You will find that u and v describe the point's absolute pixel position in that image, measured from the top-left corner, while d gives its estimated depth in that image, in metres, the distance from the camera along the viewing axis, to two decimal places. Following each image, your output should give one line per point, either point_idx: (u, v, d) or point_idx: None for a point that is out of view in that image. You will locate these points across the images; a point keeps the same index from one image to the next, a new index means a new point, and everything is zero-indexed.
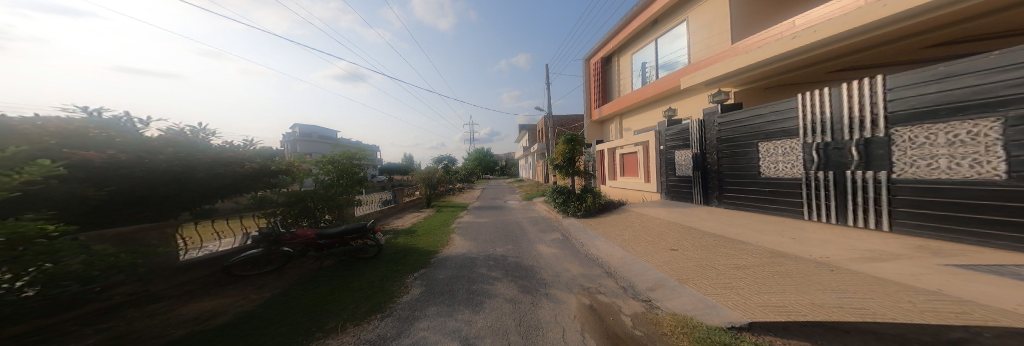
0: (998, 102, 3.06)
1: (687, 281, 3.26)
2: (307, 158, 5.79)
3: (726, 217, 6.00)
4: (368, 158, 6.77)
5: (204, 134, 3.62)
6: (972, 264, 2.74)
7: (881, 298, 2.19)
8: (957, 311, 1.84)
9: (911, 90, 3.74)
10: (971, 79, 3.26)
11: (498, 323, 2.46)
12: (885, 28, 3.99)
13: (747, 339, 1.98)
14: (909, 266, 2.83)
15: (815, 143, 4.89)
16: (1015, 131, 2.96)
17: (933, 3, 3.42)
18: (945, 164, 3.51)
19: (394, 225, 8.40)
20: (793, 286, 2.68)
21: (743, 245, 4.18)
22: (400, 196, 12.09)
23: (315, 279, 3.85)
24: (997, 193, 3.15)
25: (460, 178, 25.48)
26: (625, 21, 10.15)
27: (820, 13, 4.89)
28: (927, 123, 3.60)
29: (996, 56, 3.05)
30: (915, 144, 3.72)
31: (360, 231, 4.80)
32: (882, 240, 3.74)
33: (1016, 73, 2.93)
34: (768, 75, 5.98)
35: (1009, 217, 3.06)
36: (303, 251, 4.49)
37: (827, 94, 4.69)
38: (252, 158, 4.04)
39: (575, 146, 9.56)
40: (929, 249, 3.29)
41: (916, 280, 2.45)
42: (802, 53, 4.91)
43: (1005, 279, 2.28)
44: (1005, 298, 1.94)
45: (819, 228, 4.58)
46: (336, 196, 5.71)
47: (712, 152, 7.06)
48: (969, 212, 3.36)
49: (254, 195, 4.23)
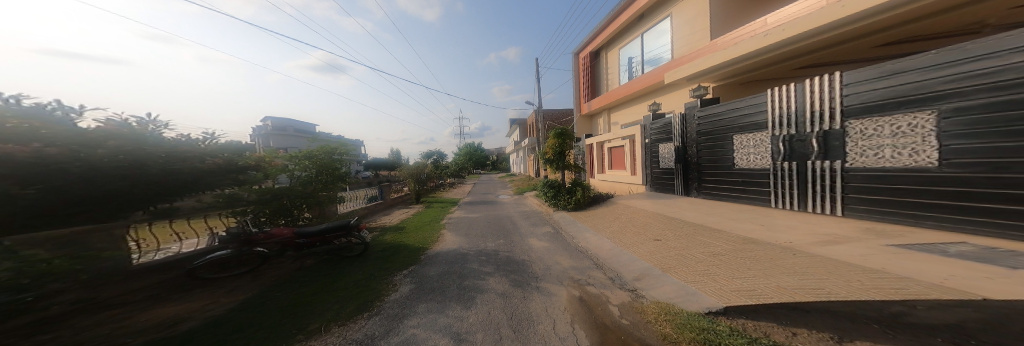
0: (935, 97, 3.37)
1: (669, 270, 3.41)
2: (280, 153, 5.50)
3: (704, 207, 6.29)
4: (349, 154, 6.65)
5: (154, 126, 3.36)
6: (912, 244, 3.03)
7: (835, 278, 2.38)
8: (896, 287, 2.03)
9: (863, 86, 4.03)
10: (912, 76, 3.56)
11: (489, 317, 2.49)
12: (847, 26, 4.23)
13: (723, 323, 2.11)
14: (861, 247, 3.09)
15: (781, 135, 5.19)
16: (946, 123, 3.28)
17: (888, 4, 3.66)
18: (889, 153, 3.82)
19: (380, 222, 8.21)
20: (762, 270, 2.87)
21: (720, 233, 4.40)
22: (389, 192, 11.97)
23: (294, 279, 3.71)
24: (929, 179, 3.48)
25: (451, 174, 25.18)
26: (613, 15, 10.23)
27: (790, 12, 5.08)
28: (877, 115, 3.90)
29: (933, 55, 3.36)
30: (865, 135, 4.03)
31: (343, 228, 4.66)
32: (839, 224, 4.06)
33: (951, 70, 3.23)
34: (745, 70, 6.22)
35: (939, 199, 3.41)
36: (280, 250, 4.37)
37: (792, 89, 4.97)
38: (213, 154, 3.83)
39: (565, 140, 9.61)
40: (875, 231, 3.62)
41: (864, 261, 2.67)
42: (771, 50, 5.15)
43: (936, 257, 2.54)
44: (936, 273, 2.17)
45: (785, 215, 4.90)
46: (315, 193, 5.57)
47: (691, 144, 7.33)
48: (906, 197, 3.70)
49: (221, 192, 3.96)
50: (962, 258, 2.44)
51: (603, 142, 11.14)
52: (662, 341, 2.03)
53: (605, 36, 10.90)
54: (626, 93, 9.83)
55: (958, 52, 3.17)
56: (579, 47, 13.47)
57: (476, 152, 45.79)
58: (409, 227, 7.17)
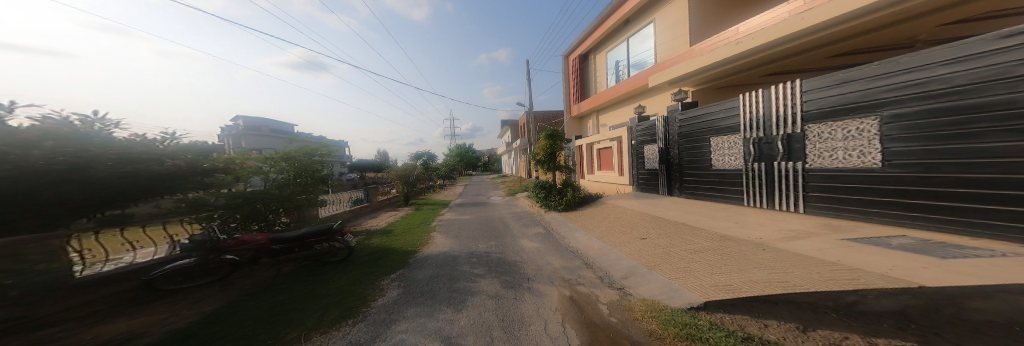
0: (878, 104, 3.67)
1: (655, 268, 3.52)
2: (252, 154, 5.30)
3: (685, 206, 6.54)
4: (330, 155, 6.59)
5: (102, 125, 3.02)
6: (865, 237, 3.28)
7: (798, 271, 2.55)
8: (849, 278, 2.20)
9: (819, 93, 4.34)
10: (858, 85, 3.86)
11: (479, 319, 2.49)
12: (810, 36, 4.52)
13: (703, 318, 2.22)
14: (822, 241, 3.31)
15: (751, 138, 5.48)
16: (887, 128, 3.59)
17: (846, 16, 3.94)
18: (841, 155, 4.11)
19: (367, 225, 8.03)
20: (736, 266, 3.02)
21: (700, 231, 4.59)
22: (376, 195, 11.67)
23: (270, 287, 3.59)
24: (874, 178, 3.79)
25: (441, 176, 24.92)
26: (600, 19, 10.47)
27: (759, 21, 5.37)
28: (830, 120, 4.21)
29: (876, 66, 3.66)
30: (821, 138, 4.34)
31: (325, 233, 4.59)
32: (801, 221, 4.34)
33: (891, 80, 3.54)
34: (720, 76, 6.51)
35: (881, 197, 3.73)
36: (252, 257, 4.18)
37: (760, 95, 5.28)
38: (173, 155, 3.51)
39: (557, 141, 9.72)
40: (832, 226, 3.90)
41: (824, 254, 2.86)
42: (744, 57, 5.40)
43: (882, 249, 2.77)
44: (883, 264, 2.36)
45: (756, 212, 5.18)
46: (292, 195, 5.44)
47: (673, 146, 7.58)
48: (855, 194, 4.01)
49: (183, 196, 3.67)
50: (903, 250, 2.67)
51: (593, 143, 11.38)
52: (649, 338, 2.11)
53: (594, 39, 11.14)
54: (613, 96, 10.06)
55: (896, 64, 3.47)
56: (569, 49, 13.67)
57: (466, 153, 45.59)
58: (397, 230, 7.04)
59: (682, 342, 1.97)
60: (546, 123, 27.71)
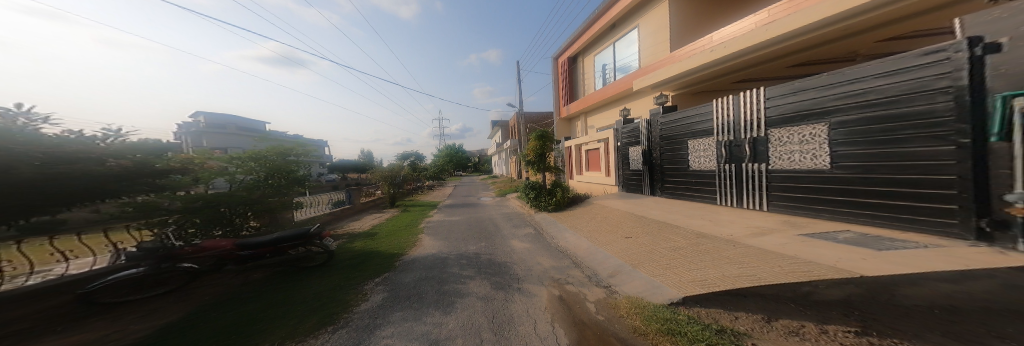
0: (827, 112, 4.02)
1: (639, 266, 3.63)
2: (216, 153, 5.00)
3: (666, 205, 6.78)
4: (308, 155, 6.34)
5: (29, 121, 2.66)
6: (819, 232, 3.55)
7: (764, 265, 2.71)
8: (806, 270, 2.37)
9: (779, 100, 4.67)
10: (812, 93, 4.21)
11: (469, 322, 2.49)
12: (777, 45, 4.80)
13: (682, 313, 2.32)
14: (782, 237, 3.55)
15: (722, 141, 5.77)
16: (835, 133, 3.93)
17: (809, 26, 4.22)
18: (797, 157, 4.45)
19: (350, 228, 7.78)
20: (711, 262, 3.17)
21: (679, 229, 4.78)
22: (358, 196, 11.31)
23: (239, 295, 3.43)
24: (824, 178, 4.11)
25: (429, 176, 24.52)
26: (588, 23, 10.69)
27: (731, 31, 5.66)
28: (788, 126, 4.55)
29: (825, 76, 4.01)
30: (781, 142, 4.67)
31: (301, 238, 4.37)
32: (765, 218, 4.62)
33: (838, 90, 3.88)
34: (696, 82, 6.81)
35: (831, 196, 4.05)
36: (215, 265, 3.96)
37: (730, 100, 5.58)
38: (114, 156, 3.10)
39: (547, 142, 9.80)
40: (790, 222, 4.19)
41: (784, 249, 3.06)
42: (719, 64, 5.67)
43: (830, 243, 3.01)
44: (835, 257, 2.56)
45: (728, 211, 5.45)
46: (263, 198, 5.19)
47: (655, 148, 7.82)
48: (809, 194, 4.33)
49: (130, 200, 3.32)
50: (847, 244, 2.92)
51: (581, 145, 11.60)
52: (633, 334, 2.18)
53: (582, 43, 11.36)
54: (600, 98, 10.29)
55: (841, 75, 3.82)
56: (557, 52, 13.82)
57: (455, 153, 45.14)
58: (383, 232, 6.86)
59: (663, 337, 2.05)
60: (536, 124, 27.85)
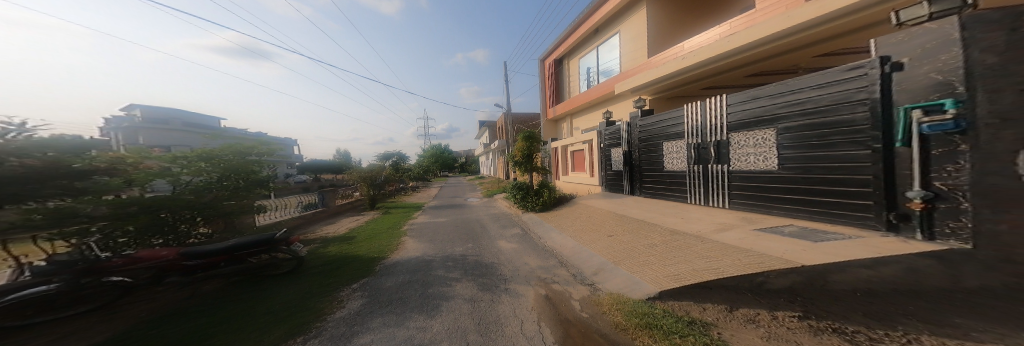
0: (775, 118, 4.44)
1: (620, 263, 3.76)
2: (155, 152, 4.40)
3: (643, 204, 7.08)
4: (271, 154, 5.91)
5: None
6: (770, 227, 3.87)
7: (726, 259, 2.92)
8: (762, 263, 2.57)
9: (739, 106, 5.06)
10: (764, 101, 4.63)
11: (454, 325, 2.47)
12: (740, 55, 5.15)
13: (658, 306, 2.45)
14: (741, 231, 3.83)
15: (691, 143, 6.10)
16: (783, 137, 4.35)
17: (767, 38, 4.55)
18: (752, 159, 4.84)
19: (327, 232, 7.46)
20: (683, 257, 3.36)
21: (655, 226, 5.01)
22: (333, 199, 10.77)
23: (183, 311, 3.13)
24: (775, 178, 4.49)
25: (412, 177, 23.95)
26: (573, 27, 10.93)
27: (699, 41, 6.00)
28: (744, 130, 4.95)
29: (775, 86, 4.42)
30: (739, 145, 5.06)
31: (265, 244, 4.19)
32: (726, 215, 4.96)
33: (784, 99, 4.30)
34: (670, 87, 7.15)
35: (780, 194, 4.44)
36: (153, 277, 3.49)
37: (698, 106, 5.93)
38: (19, 153, 2.52)
39: (533, 143, 9.89)
40: (747, 218, 4.53)
41: (742, 243, 3.31)
42: (687, 72, 6.01)
43: (780, 237, 3.29)
44: (786, 249, 2.80)
45: (696, 208, 5.79)
46: (216, 201, 4.71)
47: (634, 149, 8.12)
48: (762, 192, 4.72)
49: (38, 206, 2.64)
50: (794, 237, 3.21)
51: (567, 146, 11.83)
52: (614, 329, 2.26)
53: (568, 46, 11.59)
54: (585, 101, 10.51)
55: (787, 86, 4.25)
56: (544, 54, 14.00)
57: (440, 154, 44.41)
58: (361, 236, 6.65)
59: (642, 330, 2.14)
60: (523, 125, 27.98)
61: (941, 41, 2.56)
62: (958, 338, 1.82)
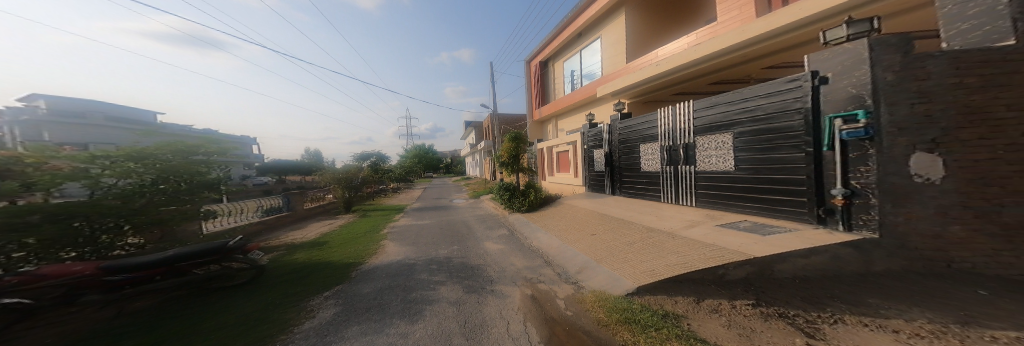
0: (732, 124, 4.81)
1: (602, 260, 3.88)
2: (61, 149, 3.09)
3: (621, 203, 7.33)
4: (225, 152, 4.68)
5: None
6: (728, 223, 4.17)
7: (693, 253, 3.11)
8: (726, 257, 2.77)
9: (703, 112, 5.39)
10: (723, 108, 4.99)
11: (438, 329, 2.44)
12: (706, 63, 5.47)
13: (636, 301, 2.56)
14: (705, 227, 4.08)
15: (664, 145, 6.38)
16: (738, 141, 4.71)
17: (729, 48, 4.87)
18: (714, 161, 5.19)
19: (300, 237, 7.11)
20: (658, 252, 3.53)
21: (634, 224, 5.21)
22: (299, 202, 10.21)
23: (107, 331, 2.67)
24: (731, 178, 4.83)
25: (393, 178, 23.28)
26: (558, 31, 11.13)
27: (671, 48, 6.30)
28: (707, 134, 5.28)
29: (732, 94, 4.78)
30: (703, 148, 5.39)
31: (217, 252, 3.72)
32: (693, 212, 5.27)
33: (740, 106, 4.66)
34: (646, 92, 7.44)
35: (735, 192, 4.78)
36: (66, 298, 2.74)
37: (670, 110, 6.23)
38: None
39: (519, 144, 9.94)
40: (710, 215, 4.84)
41: (706, 238, 3.54)
42: (661, 77, 6.31)
43: (737, 232, 3.55)
44: (746, 244, 3.03)
45: (667, 206, 6.09)
46: (149, 208, 3.50)
47: (614, 151, 8.38)
48: (721, 191, 5.06)
49: None
50: (750, 232, 3.47)
51: (552, 147, 12.02)
52: (597, 325, 2.34)
53: (552, 49, 11.78)
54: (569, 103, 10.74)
55: (742, 94, 4.61)
56: (530, 56, 14.15)
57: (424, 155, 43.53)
58: (333, 241, 6.38)
59: (622, 325, 2.23)
60: (510, 125, 28.02)
61: (855, 59, 3.08)
62: (872, 316, 2.09)
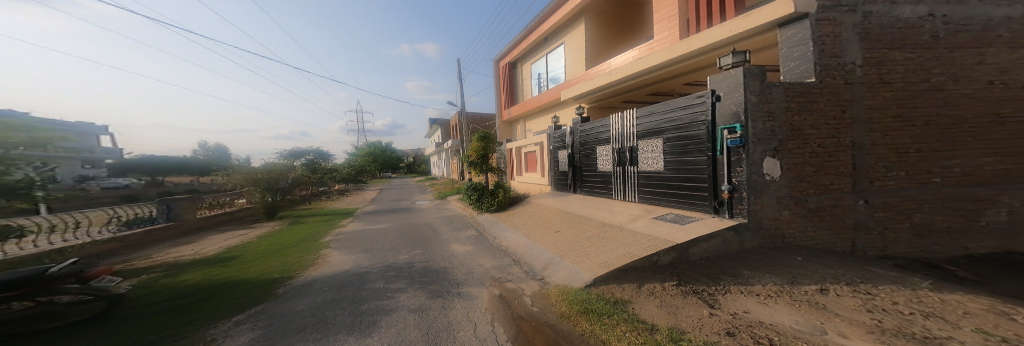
0: (663, 130, 5.38)
1: (566, 256, 4.07)
2: None
3: (580, 201, 7.76)
4: (51, 145, 2.82)
5: None
6: (657, 216, 4.67)
7: (636, 244, 3.44)
8: (662, 246, 3.13)
9: (643, 119, 5.95)
10: (657, 116, 5.55)
11: (399, 339, 2.34)
12: (648, 76, 6.00)
13: (592, 291, 2.76)
14: (644, 220, 4.54)
15: (616, 148, 6.92)
16: (666, 146, 5.30)
17: (663, 63, 5.38)
18: (649, 162, 5.77)
19: (214, 252, 6.04)
20: (610, 245, 3.83)
21: (592, 220, 5.57)
22: (189, 210, 8.60)
23: None
24: (660, 177, 5.44)
25: (337, 179, 21.25)
26: (524, 34, 11.37)
27: (623, 59, 6.83)
28: (646, 139, 5.84)
29: (664, 105, 5.33)
30: (643, 151, 5.95)
31: (33, 281, 2.62)
32: (640, 206, 5.81)
33: (669, 115, 5.22)
34: (603, 97, 7.96)
35: (662, 188, 5.40)
36: None
37: (620, 117, 6.77)
38: None
39: (488, 143, 9.86)
40: (648, 209, 5.40)
41: (647, 229, 3.96)
42: (614, 86, 6.80)
43: (666, 223, 4.02)
44: (676, 233, 3.47)
45: (617, 203, 6.62)
46: None
47: (576, 152, 8.83)
48: (653, 187, 5.66)
49: None
50: (676, 223, 3.95)
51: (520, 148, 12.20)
52: (559, 318, 2.46)
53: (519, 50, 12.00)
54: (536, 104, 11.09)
55: (670, 104, 5.16)
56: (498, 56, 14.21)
57: (381, 154, 40.76)
58: (246, 257, 5.48)
59: (581, 316, 2.38)
60: (476, 125, 27.72)
61: (734, 84, 3.73)
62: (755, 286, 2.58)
